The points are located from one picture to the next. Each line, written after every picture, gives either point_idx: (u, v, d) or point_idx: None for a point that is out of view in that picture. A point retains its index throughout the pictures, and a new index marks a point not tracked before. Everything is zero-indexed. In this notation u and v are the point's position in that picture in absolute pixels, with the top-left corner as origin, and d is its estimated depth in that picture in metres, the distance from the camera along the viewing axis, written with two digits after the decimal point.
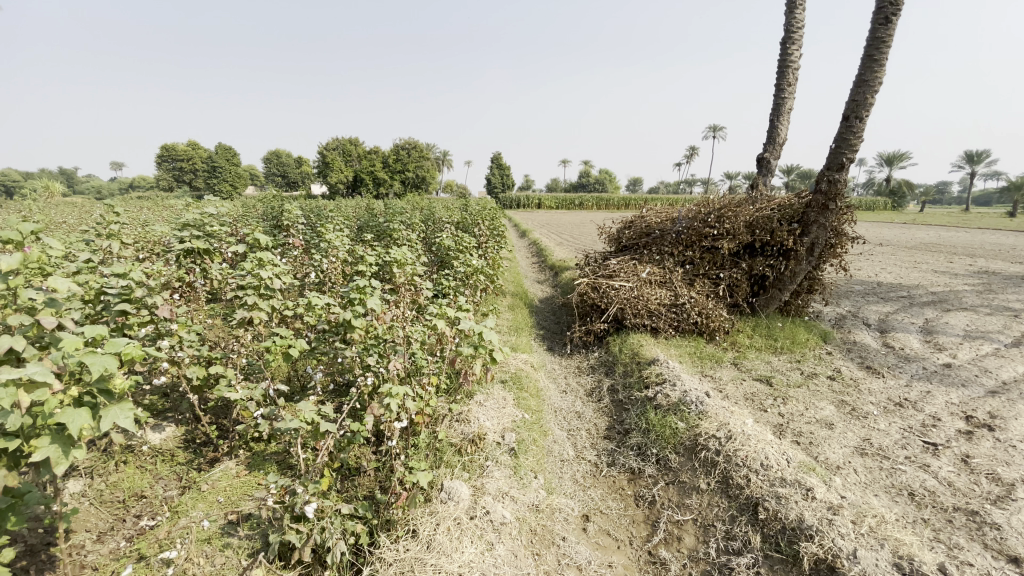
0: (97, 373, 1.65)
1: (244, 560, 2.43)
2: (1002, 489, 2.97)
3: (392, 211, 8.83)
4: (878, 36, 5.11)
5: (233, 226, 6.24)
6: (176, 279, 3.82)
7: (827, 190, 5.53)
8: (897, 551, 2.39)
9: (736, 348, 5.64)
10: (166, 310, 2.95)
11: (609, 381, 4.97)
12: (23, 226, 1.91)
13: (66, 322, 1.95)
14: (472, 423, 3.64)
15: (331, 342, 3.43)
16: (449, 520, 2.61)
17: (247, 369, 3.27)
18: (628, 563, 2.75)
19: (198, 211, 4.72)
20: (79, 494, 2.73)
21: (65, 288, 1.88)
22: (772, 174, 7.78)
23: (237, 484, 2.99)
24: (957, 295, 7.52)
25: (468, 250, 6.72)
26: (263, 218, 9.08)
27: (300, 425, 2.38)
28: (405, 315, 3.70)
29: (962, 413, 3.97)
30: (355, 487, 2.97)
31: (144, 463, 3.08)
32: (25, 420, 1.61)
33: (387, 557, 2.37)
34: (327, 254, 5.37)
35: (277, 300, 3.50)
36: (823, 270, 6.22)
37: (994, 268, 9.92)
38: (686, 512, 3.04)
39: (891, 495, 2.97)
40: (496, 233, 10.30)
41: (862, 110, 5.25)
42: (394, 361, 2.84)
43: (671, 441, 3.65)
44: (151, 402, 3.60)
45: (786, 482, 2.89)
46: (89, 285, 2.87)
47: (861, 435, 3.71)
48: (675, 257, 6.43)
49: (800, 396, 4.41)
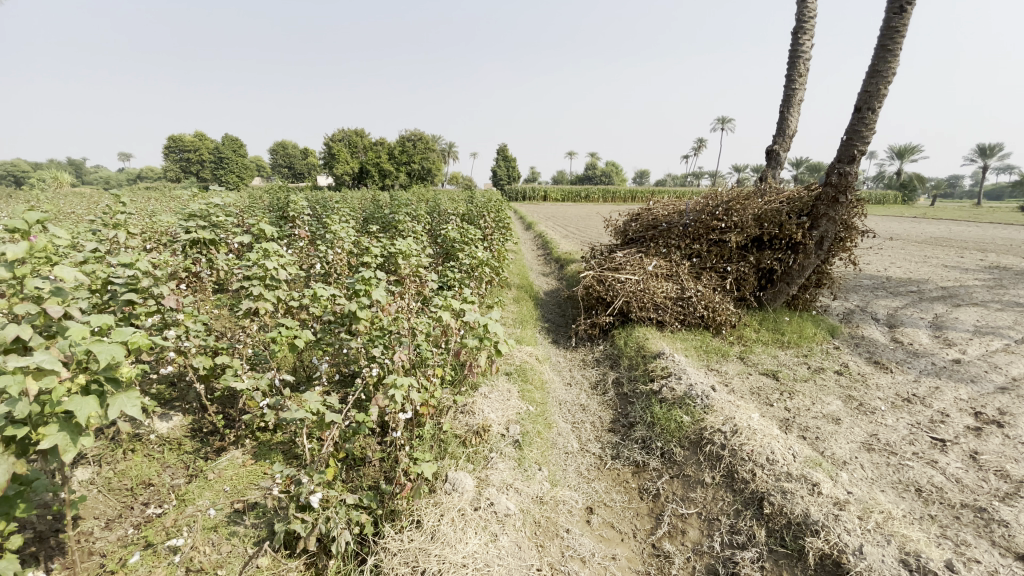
0: (106, 361, 1.66)
1: (250, 548, 2.45)
2: (1010, 486, 2.94)
3: (397, 203, 8.81)
4: (892, 25, 5.01)
5: (239, 217, 6.28)
6: (182, 269, 3.84)
7: (837, 182, 5.43)
8: (904, 547, 2.37)
9: (742, 342, 5.60)
10: (172, 300, 2.97)
11: (614, 374, 4.97)
12: (30, 215, 1.91)
13: (73, 310, 1.95)
14: (477, 414, 3.66)
15: (336, 333, 3.46)
16: (453, 511, 2.62)
17: (253, 359, 3.30)
18: (631, 555, 2.76)
19: (204, 201, 4.74)
20: (88, 482, 2.75)
21: (72, 278, 1.88)
22: (782, 167, 7.70)
23: (243, 473, 3.02)
24: (966, 290, 7.42)
25: (473, 241, 6.68)
26: (269, 207, 9.11)
27: (305, 414, 2.40)
28: (410, 306, 3.70)
29: (970, 409, 3.93)
30: (360, 477, 2.98)
31: (151, 452, 3.10)
32: (34, 408, 1.62)
33: (392, 547, 2.39)
34: (332, 245, 5.37)
35: (283, 291, 3.51)
36: (832, 263, 6.16)
37: (1007, 265, 9.73)
38: (691, 505, 3.04)
39: (898, 491, 2.95)
40: (502, 224, 10.27)
41: (875, 101, 5.16)
42: (399, 352, 2.87)
43: (675, 434, 3.64)
44: (158, 390, 3.62)
45: (792, 477, 2.87)
46: (97, 274, 2.88)
47: (869, 430, 3.69)
48: (683, 250, 6.38)
49: (806, 391, 4.39)
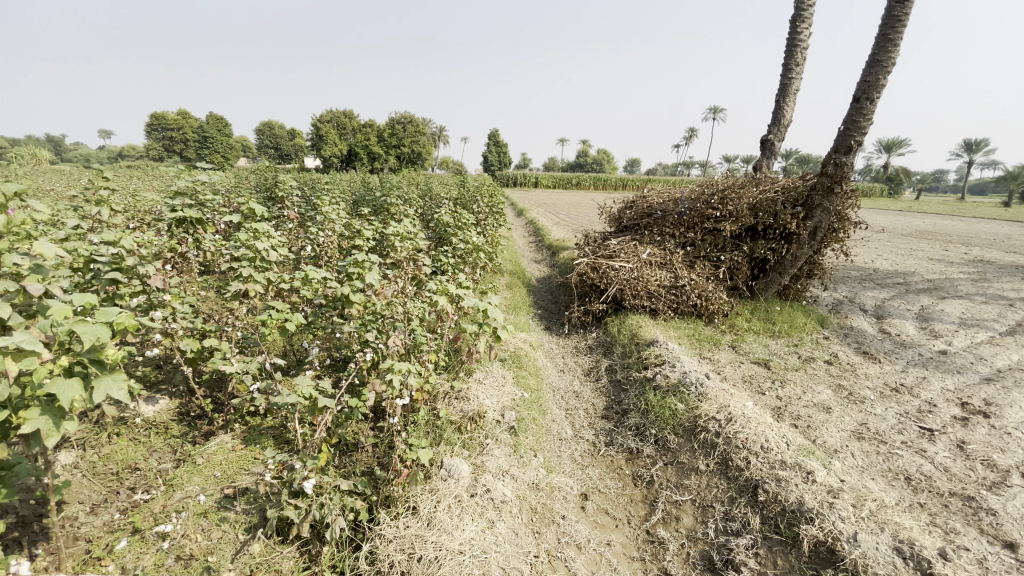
0: (90, 342, 1.58)
1: (242, 535, 2.41)
2: (997, 475, 2.99)
3: (389, 185, 8.67)
4: (894, 14, 4.97)
5: (226, 197, 6.12)
6: (168, 249, 3.71)
7: (833, 172, 5.42)
8: (898, 534, 2.38)
9: (734, 331, 5.63)
10: (158, 280, 2.87)
11: (608, 361, 4.97)
12: (7, 187, 1.77)
13: (56, 288, 1.86)
14: (471, 400, 3.60)
15: (329, 316, 3.41)
16: (450, 498, 2.59)
17: (243, 342, 3.21)
18: (626, 541, 2.77)
19: (190, 178, 4.58)
20: (71, 466, 2.67)
21: (53, 254, 1.78)
22: (776, 157, 7.69)
23: (234, 458, 2.96)
24: (952, 283, 7.53)
25: (467, 225, 6.58)
26: (257, 188, 8.93)
27: (298, 399, 2.34)
28: (405, 290, 3.63)
29: (958, 399, 3.99)
30: (354, 462, 2.92)
31: (137, 436, 3.02)
32: (14, 390, 1.54)
33: (387, 534, 2.35)
34: (323, 227, 5.26)
35: (273, 273, 3.43)
36: (823, 254, 6.20)
37: (989, 258, 9.87)
38: (685, 492, 3.05)
39: (888, 479, 2.99)
40: (495, 210, 10.19)
41: (874, 91, 5.14)
42: (394, 337, 2.83)
43: (670, 422, 3.64)
44: (144, 373, 3.52)
45: (787, 465, 2.88)
46: (79, 252, 2.76)
47: (859, 419, 3.73)
48: (677, 238, 6.36)
49: (798, 379, 4.43)
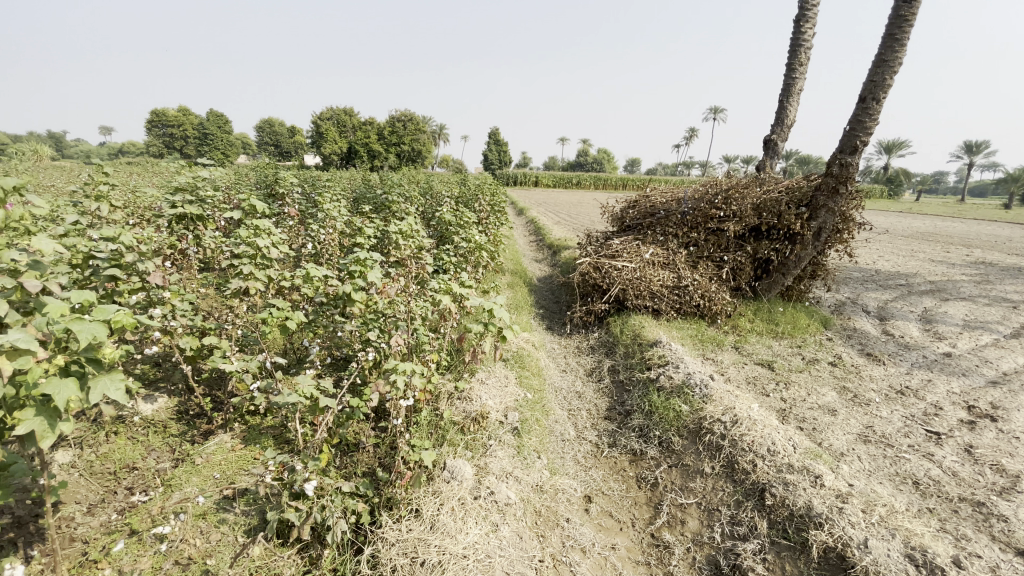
0: (86, 341, 1.54)
1: (241, 537, 2.36)
2: (1006, 480, 2.95)
3: (390, 183, 8.63)
4: (901, 14, 4.93)
5: (226, 194, 6.07)
6: (167, 246, 3.66)
7: (838, 173, 5.37)
8: (909, 541, 2.34)
9: (737, 332, 5.59)
10: (159, 277, 2.82)
11: (610, 361, 4.93)
12: (5, 181, 1.73)
13: (53, 285, 1.81)
14: (474, 401, 3.56)
15: (330, 315, 3.36)
16: (453, 501, 2.54)
17: (243, 340, 3.17)
18: (631, 545, 2.73)
19: (190, 174, 4.53)
20: (69, 465, 2.63)
21: (51, 249, 1.73)
22: (779, 157, 7.66)
23: (233, 458, 2.91)
24: (954, 285, 7.49)
25: (468, 224, 6.53)
26: (257, 185, 8.88)
27: (299, 399, 2.29)
28: (407, 289, 3.58)
29: (964, 403, 3.95)
30: (354, 463, 2.88)
31: (135, 435, 2.97)
32: (8, 390, 1.50)
33: (390, 538, 2.31)
34: (324, 225, 5.21)
35: (274, 271, 3.38)
36: (827, 255, 6.16)
37: (992, 260, 9.84)
38: (690, 495, 3.01)
39: (896, 483, 2.96)
40: (496, 208, 10.15)
41: (880, 91, 5.09)
42: (397, 337, 2.79)
43: (674, 423, 3.60)
44: (142, 370, 3.48)
45: (794, 469, 2.85)
46: (77, 248, 2.71)
47: (865, 421, 3.69)
48: (680, 238, 6.31)
49: (802, 381, 4.38)
